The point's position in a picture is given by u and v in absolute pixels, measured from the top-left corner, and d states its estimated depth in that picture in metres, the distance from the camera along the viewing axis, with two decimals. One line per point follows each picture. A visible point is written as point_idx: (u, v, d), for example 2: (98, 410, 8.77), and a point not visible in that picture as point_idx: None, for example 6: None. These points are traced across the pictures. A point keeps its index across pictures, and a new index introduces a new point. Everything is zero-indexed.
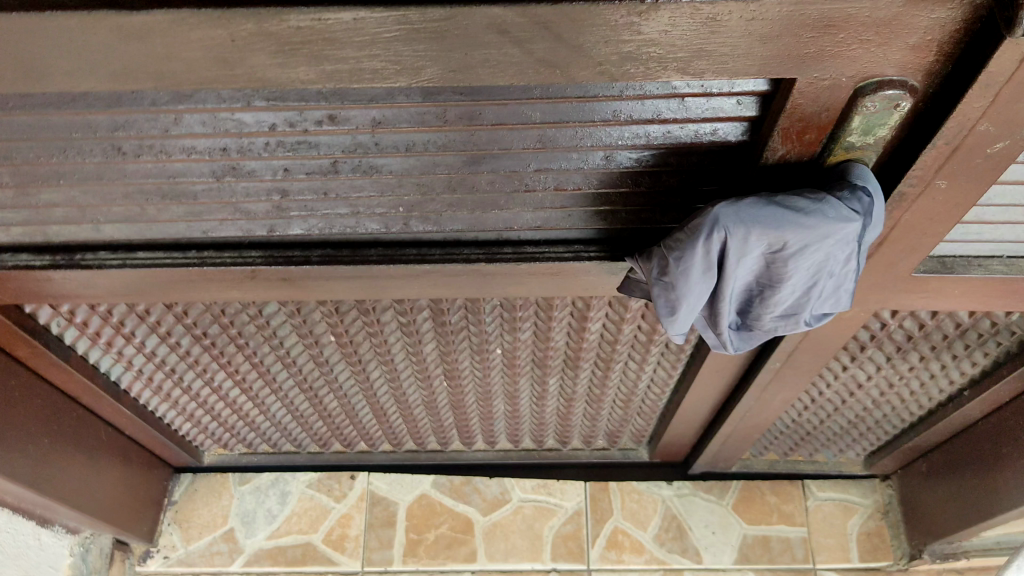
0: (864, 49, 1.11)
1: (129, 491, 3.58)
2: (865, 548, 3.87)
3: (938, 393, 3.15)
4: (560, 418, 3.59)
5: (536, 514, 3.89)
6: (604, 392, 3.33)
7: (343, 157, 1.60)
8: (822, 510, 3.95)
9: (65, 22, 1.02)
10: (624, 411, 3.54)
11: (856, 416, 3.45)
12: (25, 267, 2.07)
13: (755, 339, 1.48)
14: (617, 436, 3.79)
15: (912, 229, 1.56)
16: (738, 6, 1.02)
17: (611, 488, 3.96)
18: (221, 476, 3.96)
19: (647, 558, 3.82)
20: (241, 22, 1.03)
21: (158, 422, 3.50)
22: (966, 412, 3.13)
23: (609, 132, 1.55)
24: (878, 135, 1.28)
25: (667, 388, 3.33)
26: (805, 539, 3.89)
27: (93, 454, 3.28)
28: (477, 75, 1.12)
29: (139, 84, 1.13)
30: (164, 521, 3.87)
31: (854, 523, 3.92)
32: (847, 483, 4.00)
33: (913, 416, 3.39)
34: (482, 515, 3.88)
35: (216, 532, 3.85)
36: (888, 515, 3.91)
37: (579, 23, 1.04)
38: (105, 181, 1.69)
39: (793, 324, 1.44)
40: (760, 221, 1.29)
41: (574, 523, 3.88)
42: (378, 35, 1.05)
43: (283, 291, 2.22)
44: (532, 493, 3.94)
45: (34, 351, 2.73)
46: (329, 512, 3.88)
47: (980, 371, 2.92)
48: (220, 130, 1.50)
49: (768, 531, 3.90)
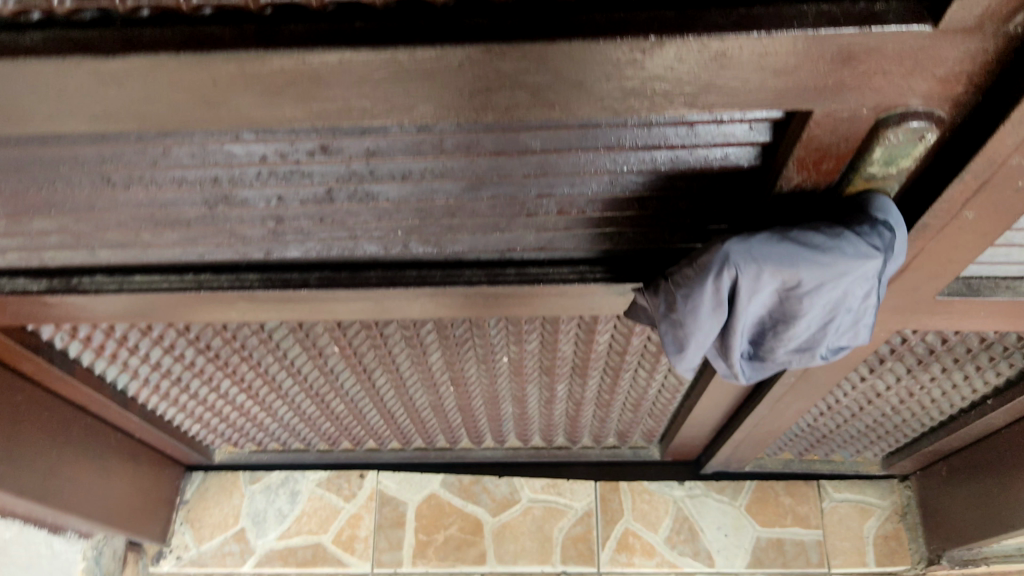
0: (887, 81, 1.03)
1: (140, 494, 3.55)
2: (883, 551, 3.79)
3: (960, 400, 3.07)
4: (569, 419, 3.53)
5: (545, 515, 3.84)
6: (613, 397, 3.29)
7: (338, 185, 1.53)
8: (838, 511, 3.88)
9: (39, 69, 0.97)
10: (634, 413, 3.47)
11: (874, 420, 3.38)
12: (22, 292, 2.02)
13: (768, 370, 1.43)
14: (628, 435, 3.73)
15: (937, 256, 1.49)
16: (749, 41, 0.94)
17: (621, 488, 3.91)
18: (232, 475, 3.94)
19: (658, 561, 3.76)
20: (220, 65, 0.97)
21: (166, 426, 3.46)
22: (987, 420, 3.05)
23: (614, 158, 1.42)
24: (901, 166, 1.21)
25: (678, 393, 3.27)
26: (820, 542, 3.81)
27: (102, 461, 3.26)
28: (493, 100, 1.04)
29: (122, 126, 1.08)
30: (176, 521, 3.85)
31: (872, 525, 3.85)
32: (863, 483, 3.93)
33: (932, 421, 3.32)
34: (491, 516, 3.82)
35: (227, 532, 3.82)
36: (907, 517, 3.83)
37: (577, 58, 0.97)
38: (95, 211, 1.63)
39: (809, 358, 1.38)
40: (773, 259, 1.27)
41: (583, 525, 3.82)
42: (353, 73, 0.99)
43: (283, 311, 2.17)
44: (542, 493, 3.89)
45: (37, 366, 2.69)
46: (339, 512, 3.84)
47: (1004, 380, 2.83)
48: (210, 162, 1.43)
49: (782, 533, 3.83)
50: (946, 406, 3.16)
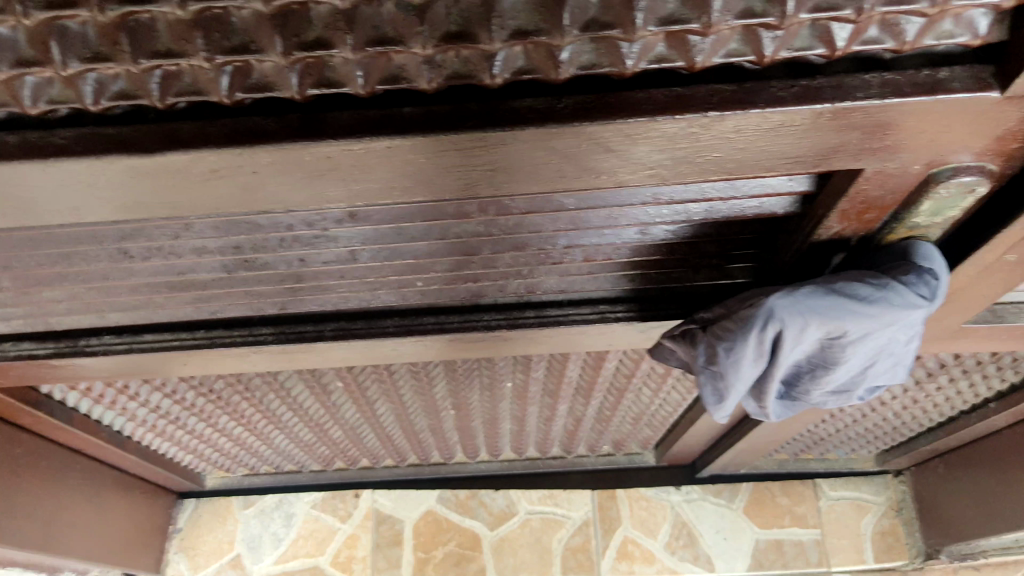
0: (941, 140, 1.01)
1: (140, 530, 3.50)
2: (880, 547, 3.79)
3: (962, 403, 3.03)
4: (568, 432, 3.48)
5: (542, 527, 3.80)
6: (614, 413, 3.25)
7: (362, 247, 1.50)
8: (835, 510, 3.87)
9: (73, 166, 0.94)
10: (634, 425, 3.43)
11: (875, 424, 3.36)
12: (29, 357, 1.98)
13: (798, 408, 1.43)
14: (624, 444, 3.67)
15: (971, 289, 1.48)
16: (811, 111, 0.92)
17: (619, 496, 3.86)
18: (225, 500, 3.84)
19: (658, 568, 3.74)
20: (264, 155, 0.94)
21: (162, 459, 3.39)
22: (989, 422, 3.01)
23: (646, 210, 1.39)
24: (947, 215, 1.21)
25: (680, 406, 3.22)
26: (819, 541, 3.80)
27: (100, 503, 3.19)
28: (540, 173, 1.02)
29: (154, 212, 1.06)
30: (170, 550, 3.74)
31: (868, 522, 3.84)
32: (858, 480, 3.92)
33: (931, 421, 3.27)
34: (489, 530, 3.78)
35: (222, 559, 3.73)
36: (902, 512, 3.84)
37: (631, 135, 0.95)
38: (109, 281, 1.59)
39: (842, 394, 1.40)
40: (819, 311, 1.24)
41: (582, 535, 3.79)
42: (395, 159, 0.97)
43: (288, 361, 2.12)
44: (539, 504, 3.84)
45: (37, 420, 2.61)
46: (335, 533, 3.77)
47: (1008, 386, 2.78)
48: (234, 233, 1.39)
49: (780, 535, 3.82)
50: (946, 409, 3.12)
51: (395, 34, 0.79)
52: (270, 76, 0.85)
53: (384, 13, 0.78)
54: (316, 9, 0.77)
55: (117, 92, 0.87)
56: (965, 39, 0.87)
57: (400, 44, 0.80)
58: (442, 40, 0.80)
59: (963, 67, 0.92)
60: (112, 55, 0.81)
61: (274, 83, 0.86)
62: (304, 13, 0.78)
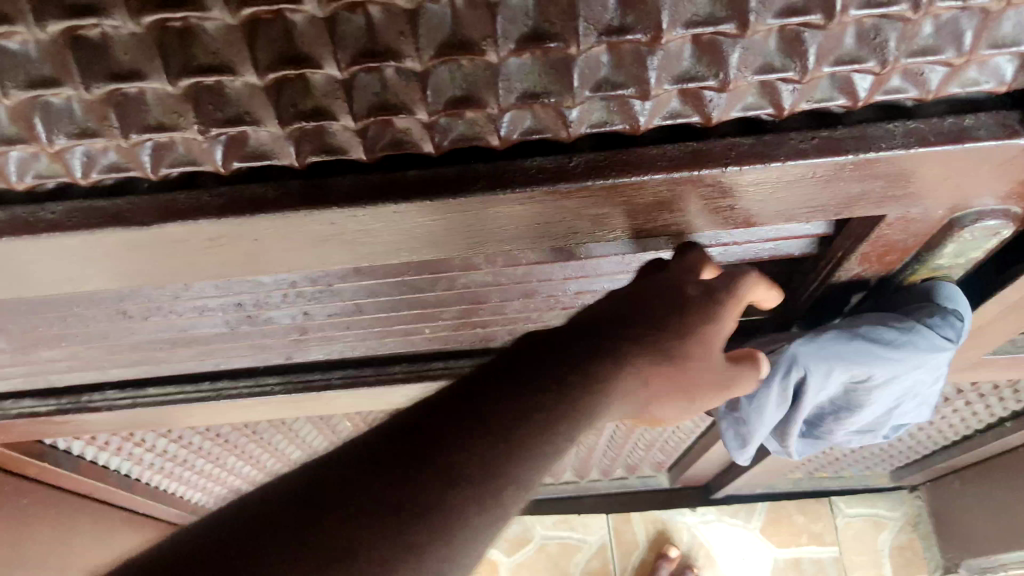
0: (963, 186, 0.97)
1: None
2: (899, 562, 3.72)
3: (977, 424, 2.93)
4: (581, 459, 3.42)
5: (560, 551, 3.75)
6: (625, 440, 3.20)
7: (368, 300, 1.46)
8: (852, 526, 3.76)
9: (65, 241, 0.90)
10: (647, 450, 3.36)
11: (890, 444, 3.28)
12: (30, 414, 1.91)
13: (821, 444, 1.42)
14: (636, 467, 3.60)
15: (993, 324, 1.43)
16: (831, 159, 0.88)
17: (633, 518, 3.82)
18: None
19: None
20: (266, 223, 0.90)
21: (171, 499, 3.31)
22: (1004, 442, 2.92)
23: (659, 257, 1.35)
24: (970, 257, 1.17)
25: (692, 435, 3.15)
26: (837, 558, 3.73)
27: (110, 545, 3.12)
28: (551, 230, 0.99)
29: (154, 277, 1.03)
30: None
31: (886, 537, 3.75)
32: (873, 496, 3.82)
33: (946, 442, 3.19)
34: (506, 556, 3.76)
35: None
36: (919, 526, 3.74)
37: (645, 191, 0.91)
38: (110, 339, 1.54)
39: (868, 431, 1.39)
40: (846, 358, 1.22)
41: (600, 558, 3.75)
42: (402, 222, 0.93)
43: (296, 409, 2.06)
44: (554, 529, 3.79)
45: (41, 471, 2.52)
46: None
47: None
48: (237, 291, 1.36)
49: (799, 552, 3.76)
50: (960, 430, 3.03)
51: (397, 100, 0.76)
52: (268, 144, 0.82)
53: (385, 82, 0.74)
54: (312, 80, 0.74)
55: (108, 165, 0.83)
56: (990, 85, 0.83)
57: (403, 109, 0.77)
58: (448, 104, 0.77)
59: (988, 113, 0.88)
60: (101, 130, 0.77)
61: (272, 151, 0.83)
62: (301, 84, 0.74)
